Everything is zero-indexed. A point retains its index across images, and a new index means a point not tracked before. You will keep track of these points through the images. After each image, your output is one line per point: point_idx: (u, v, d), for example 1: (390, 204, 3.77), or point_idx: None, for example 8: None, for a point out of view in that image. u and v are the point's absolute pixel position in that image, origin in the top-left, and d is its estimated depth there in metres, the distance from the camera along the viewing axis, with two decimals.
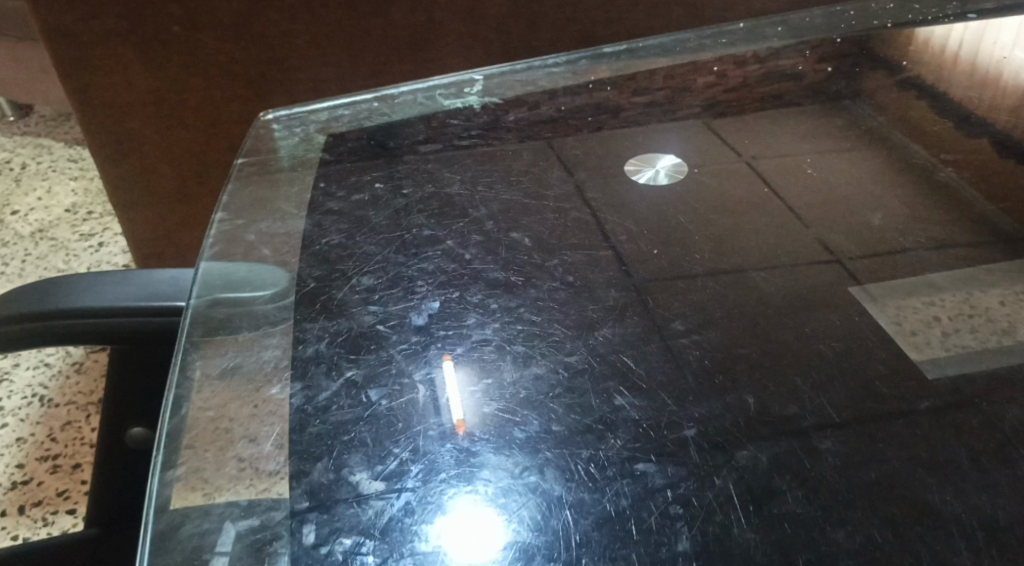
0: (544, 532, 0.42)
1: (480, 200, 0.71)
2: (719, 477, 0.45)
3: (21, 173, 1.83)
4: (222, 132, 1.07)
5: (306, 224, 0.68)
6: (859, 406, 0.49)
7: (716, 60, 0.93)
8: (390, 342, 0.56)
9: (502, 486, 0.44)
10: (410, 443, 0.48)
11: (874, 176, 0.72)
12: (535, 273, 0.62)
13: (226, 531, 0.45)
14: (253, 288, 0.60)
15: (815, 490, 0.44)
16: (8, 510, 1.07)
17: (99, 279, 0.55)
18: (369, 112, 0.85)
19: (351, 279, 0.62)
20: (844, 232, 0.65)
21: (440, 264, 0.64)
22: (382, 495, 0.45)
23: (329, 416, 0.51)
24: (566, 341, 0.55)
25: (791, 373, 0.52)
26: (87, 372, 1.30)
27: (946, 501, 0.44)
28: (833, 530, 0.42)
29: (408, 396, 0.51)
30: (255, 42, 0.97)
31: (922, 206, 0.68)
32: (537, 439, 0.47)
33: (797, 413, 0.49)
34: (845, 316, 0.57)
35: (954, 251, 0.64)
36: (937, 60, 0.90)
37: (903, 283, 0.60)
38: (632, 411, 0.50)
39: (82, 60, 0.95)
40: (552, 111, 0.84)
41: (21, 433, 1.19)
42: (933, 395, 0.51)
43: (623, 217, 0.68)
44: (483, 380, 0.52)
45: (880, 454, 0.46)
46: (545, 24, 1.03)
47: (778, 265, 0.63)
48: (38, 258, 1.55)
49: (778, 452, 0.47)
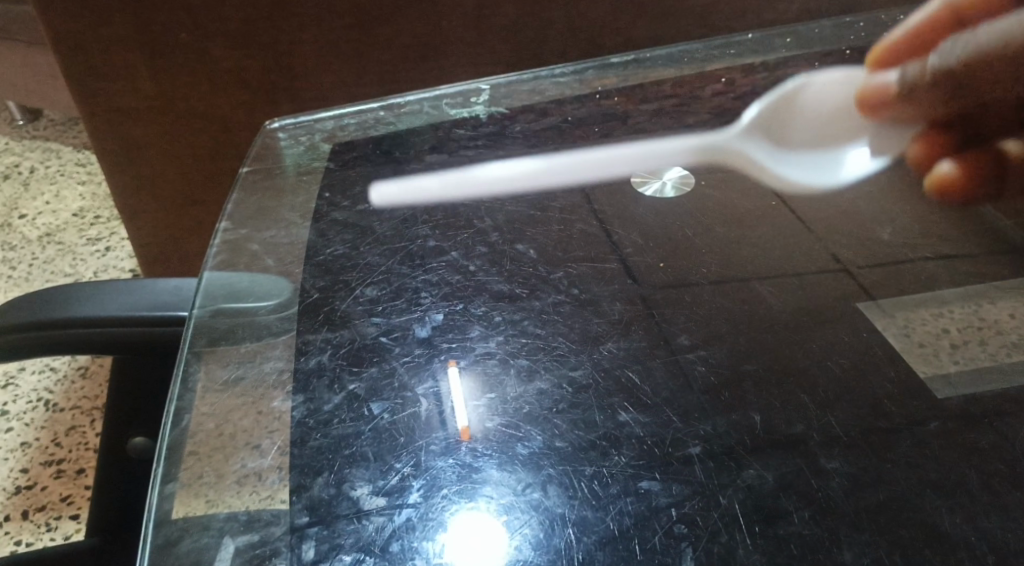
0: (546, 551, 0.42)
1: (486, 210, 0.71)
2: (725, 496, 0.44)
3: (29, 177, 1.84)
4: (229, 140, 1.07)
5: (310, 233, 0.68)
6: (866, 425, 0.49)
7: (725, 69, 0.91)
8: (392, 354, 0.55)
9: (504, 504, 0.44)
10: (412, 458, 0.47)
11: (884, 188, 0.71)
12: (539, 286, 0.62)
13: (226, 546, 0.45)
14: (256, 298, 0.59)
15: (822, 511, 0.44)
16: (12, 515, 1.07)
17: (101, 288, 0.55)
18: (375, 121, 0.84)
19: (354, 289, 0.62)
20: (851, 246, 0.65)
21: (445, 275, 0.63)
22: (382, 511, 0.44)
23: (331, 429, 0.50)
24: (571, 355, 0.55)
25: (798, 390, 0.51)
26: (92, 377, 1.30)
27: (956, 524, 0.43)
28: (841, 553, 0.41)
29: (410, 410, 0.51)
30: (263, 49, 0.97)
31: (932, 220, 0.67)
32: (540, 455, 0.47)
33: (804, 432, 0.48)
34: (853, 331, 0.56)
35: (965, 267, 0.63)
36: None
37: (913, 297, 0.60)
38: (636, 428, 0.49)
39: (90, 67, 0.95)
40: (559, 120, 0.84)
41: (25, 438, 1.19)
42: (942, 414, 0.50)
43: (629, 229, 0.67)
44: (486, 394, 0.51)
45: (888, 476, 0.46)
46: (554, 33, 1.03)
47: (785, 278, 0.62)
48: (45, 262, 1.56)
49: (784, 471, 0.46)
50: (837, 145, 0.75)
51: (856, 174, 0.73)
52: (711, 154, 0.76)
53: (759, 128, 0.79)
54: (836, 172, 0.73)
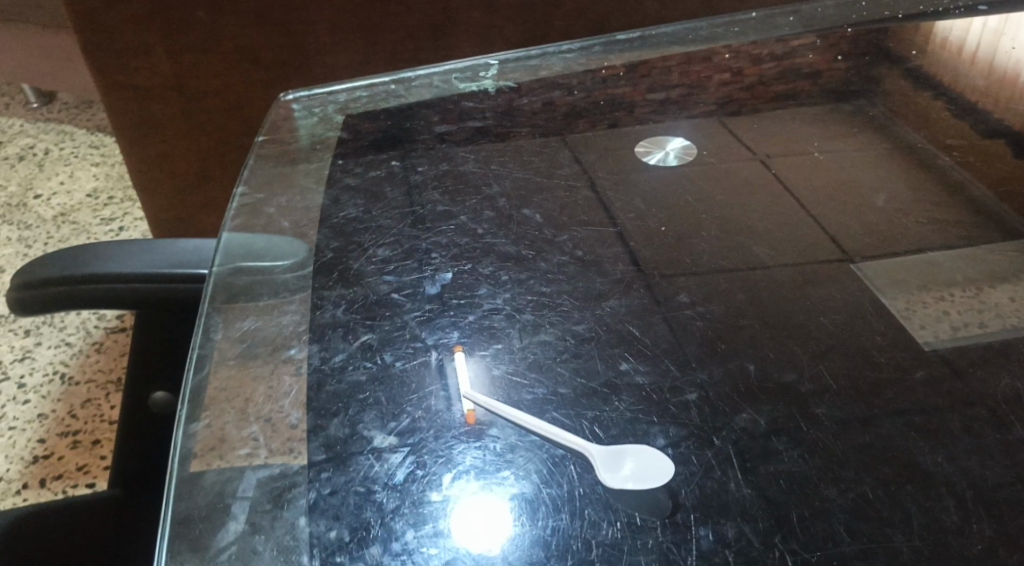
0: (550, 485, 0.44)
1: (494, 177, 0.73)
2: (719, 437, 0.46)
3: (44, 158, 1.87)
4: (242, 117, 1.09)
5: (324, 199, 0.71)
6: (856, 375, 0.51)
7: (728, 50, 0.95)
8: (403, 309, 0.58)
9: (509, 443, 0.46)
10: (422, 403, 0.50)
11: (867, 170, 0.74)
12: (545, 248, 0.64)
13: (247, 479, 0.47)
14: (274, 257, 0.62)
15: (810, 451, 0.46)
16: (30, 483, 1.10)
17: (124, 247, 0.57)
18: (386, 94, 0.87)
19: (367, 250, 0.65)
20: (847, 217, 0.67)
21: (454, 238, 0.66)
22: (395, 449, 0.47)
23: (345, 376, 0.53)
24: (575, 311, 0.57)
25: (791, 341, 0.54)
26: (107, 351, 1.34)
27: (937, 463, 0.45)
28: (827, 488, 0.43)
29: (420, 359, 0.53)
30: (278, 28, 0.99)
31: (926, 190, 0.70)
32: (545, 401, 0.49)
33: (795, 380, 0.50)
34: (846, 292, 0.59)
35: (955, 231, 0.66)
36: (947, 55, 0.92)
37: (900, 262, 0.62)
38: (636, 376, 0.51)
39: (107, 45, 0.98)
40: (565, 96, 0.87)
41: (42, 409, 1.22)
42: (928, 365, 0.52)
43: (631, 196, 0.70)
44: (493, 346, 0.54)
45: (876, 419, 0.47)
46: (561, 14, 1.05)
47: (781, 245, 0.64)
48: (60, 240, 1.59)
49: (775, 417, 0.48)
50: (782, 142, 0.78)
51: (800, 150, 0.77)
52: (707, 143, 0.78)
53: (732, 123, 0.81)
54: (785, 143, 0.78)
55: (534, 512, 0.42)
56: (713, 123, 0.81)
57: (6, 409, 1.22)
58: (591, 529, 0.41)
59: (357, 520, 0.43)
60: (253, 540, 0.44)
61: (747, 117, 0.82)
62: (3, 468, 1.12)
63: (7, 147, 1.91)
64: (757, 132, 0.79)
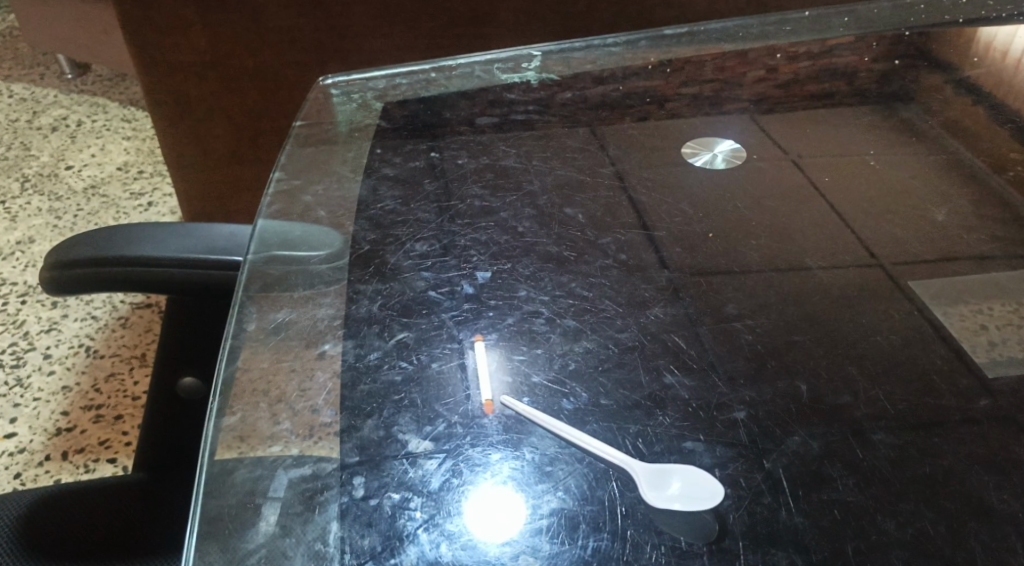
0: (589, 501, 0.42)
1: (535, 174, 0.71)
2: (768, 460, 0.44)
3: (76, 129, 1.88)
4: (278, 98, 1.08)
5: (361, 189, 0.69)
6: (915, 400, 0.48)
7: (779, 49, 0.91)
8: (441, 308, 0.57)
9: (548, 454, 0.45)
10: (458, 408, 0.48)
11: (926, 178, 0.70)
12: (587, 250, 0.62)
13: (279, 478, 0.46)
14: (309, 248, 0.61)
15: (866, 479, 0.43)
16: (52, 455, 1.11)
17: (161, 229, 0.56)
18: (425, 82, 0.85)
19: (405, 244, 0.63)
20: (905, 228, 0.64)
21: (494, 235, 0.64)
22: (430, 454, 0.45)
23: (380, 375, 0.52)
24: (618, 318, 0.55)
25: (846, 361, 0.51)
26: (132, 327, 1.34)
27: (1005, 499, 0.43)
28: (885, 520, 0.41)
29: (457, 361, 0.52)
30: (318, 10, 0.98)
31: (989, 204, 0.67)
32: (585, 411, 0.48)
33: (850, 403, 0.48)
34: (904, 310, 0.57)
35: (1017, 250, 0.63)
36: (1011, 62, 0.87)
37: (960, 282, 0.60)
38: (681, 390, 0.49)
39: (147, 20, 0.97)
40: (610, 92, 0.85)
41: (66, 382, 1.23)
42: (991, 394, 0.50)
43: (677, 199, 0.68)
44: (532, 350, 0.52)
45: (936, 449, 0.45)
46: (607, 5, 1.02)
47: (835, 256, 0.62)
48: (90, 213, 1.60)
49: (829, 441, 0.46)
50: (835, 146, 0.75)
51: (852, 154, 0.74)
52: (757, 145, 0.75)
53: (779, 123, 0.79)
54: (838, 148, 0.75)
55: (574, 530, 0.41)
56: (760, 123, 0.79)
57: (31, 380, 1.23)
58: (634, 552, 0.40)
59: (390, 528, 0.42)
60: (283, 543, 0.43)
61: (796, 118, 0.79)
62: (26, 439, 1.13)
63: (41, 118, 1.92)
64: (807, 135, 0.76)
